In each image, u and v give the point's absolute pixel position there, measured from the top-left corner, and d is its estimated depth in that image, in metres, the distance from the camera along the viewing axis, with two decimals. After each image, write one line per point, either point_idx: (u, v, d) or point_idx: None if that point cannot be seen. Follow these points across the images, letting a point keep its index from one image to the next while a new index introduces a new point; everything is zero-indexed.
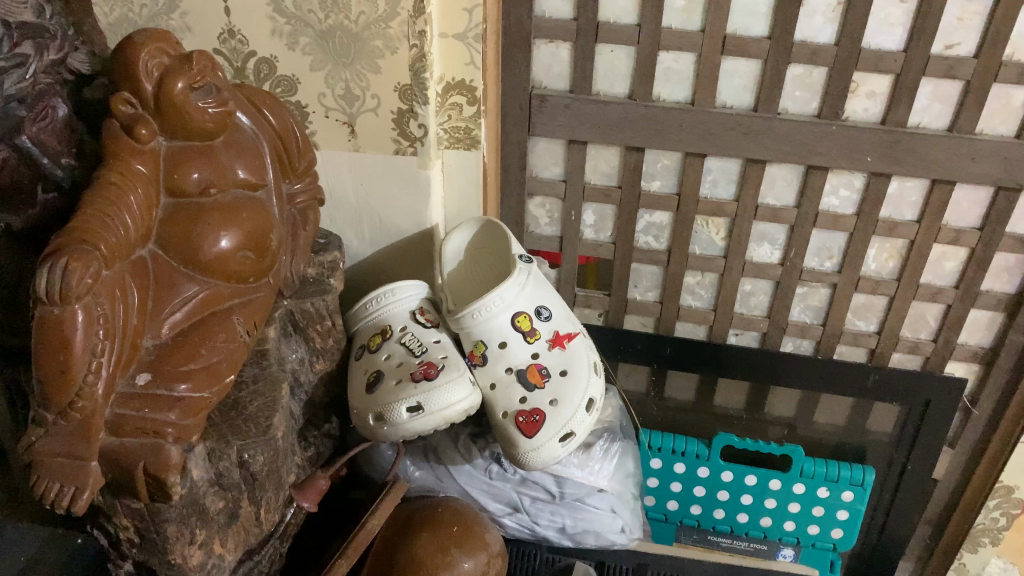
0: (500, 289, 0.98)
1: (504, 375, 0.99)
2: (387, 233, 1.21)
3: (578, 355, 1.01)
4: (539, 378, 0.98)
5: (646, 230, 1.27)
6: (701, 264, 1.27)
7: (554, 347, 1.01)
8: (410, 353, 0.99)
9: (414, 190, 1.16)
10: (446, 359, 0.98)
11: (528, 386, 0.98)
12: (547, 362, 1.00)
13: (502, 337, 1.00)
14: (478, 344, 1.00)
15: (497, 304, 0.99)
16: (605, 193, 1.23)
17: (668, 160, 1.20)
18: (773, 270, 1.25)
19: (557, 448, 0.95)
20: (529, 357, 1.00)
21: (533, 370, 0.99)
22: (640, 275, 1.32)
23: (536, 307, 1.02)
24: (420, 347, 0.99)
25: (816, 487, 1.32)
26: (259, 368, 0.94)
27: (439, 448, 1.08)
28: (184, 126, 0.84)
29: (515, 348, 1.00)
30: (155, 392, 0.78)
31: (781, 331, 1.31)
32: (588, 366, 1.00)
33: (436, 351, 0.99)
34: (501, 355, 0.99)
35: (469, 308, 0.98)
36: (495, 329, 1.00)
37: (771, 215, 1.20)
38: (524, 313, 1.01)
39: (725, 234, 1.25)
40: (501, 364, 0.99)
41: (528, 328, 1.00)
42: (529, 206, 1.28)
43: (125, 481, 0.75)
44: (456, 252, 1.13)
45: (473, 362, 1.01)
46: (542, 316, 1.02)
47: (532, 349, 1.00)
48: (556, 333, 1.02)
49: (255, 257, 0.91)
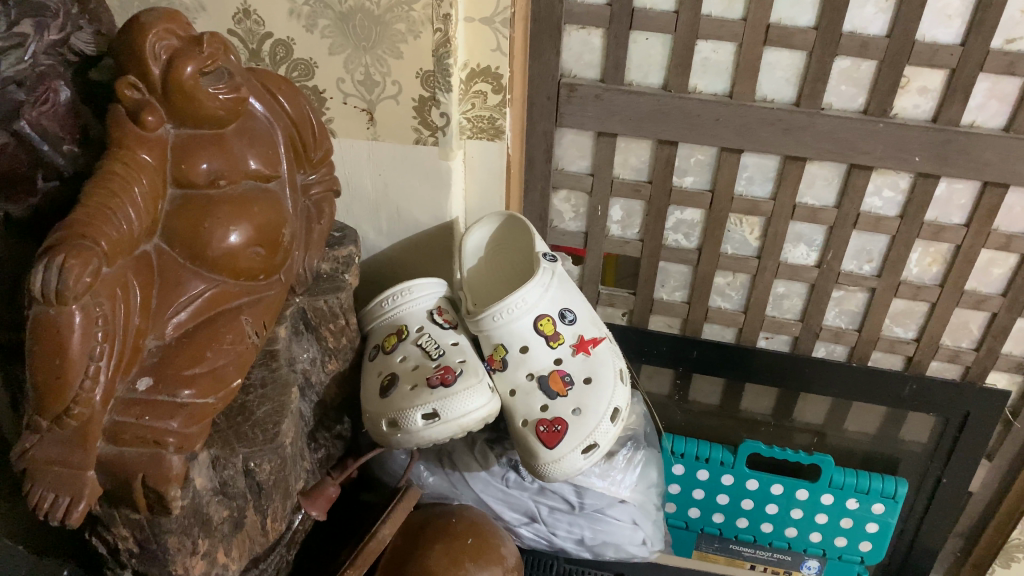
0: (522, 290, 0.93)
1: (524, 382, 0.94)
2: (405, 226, 1.16)
3: (604, 362, 0.95)
4: (562, 385, 0.93)
5: (675, 228, 1.21)
6: (733, 265, 1.21)
7: (579, 353, 0.95)
8: (427, 356, 0.95)
9: (434, 182, 1.11)
10: (465, 363, 0.93)
11: (550, 394, 0.93)
12: (570, 368, 0.95)
13: (524, 341, 0.95)
14: (498, 348, 0.95)
15: (518, 306, 0.94)
16: (634, 187, 1.17)
17: (702, 155, 1.13)
18: (809, 272, 1.19)
19: (579, 460, 0.90)
20: (552, 362, 0.95)
21: (556, 377, 0.93)
22: (667, 274, 1.26)
23: (560, 310, 0.97)
24: (437, 350, 0.95)
25: (845, 498, 1.27)
26: (268, 369, 0.90)
27: (454, 453, 1.03)
28: (194, 114, 0.79)
29: (537, 353, 0.95)
30: (158, 398, 0.74)
31: (814, 337, 1.25)
32: (613, 373, 0.94)
33: (454, 355, 0.95)
34: (522, 359, 0.94)
35: (488, 310, 0.93)
36: (517, 333, 0.95)
37: (809, 215, 1.14)
38: (548, 317, 0.95)
39: (759, 234, 1.19)
40: (522, 369, 0.94)
41: (551, 331, 0.95)
42: (554, 200, 1.23)
43: (123, 493, 0.72)
44: (476, 249, 1.08)
45: (492, 366, 0.96)
46: (566, 320, 0.97)
47: (555, 354, 0.95)
48: (580, 338, 0.97)
49: (266, 254, 0.87)
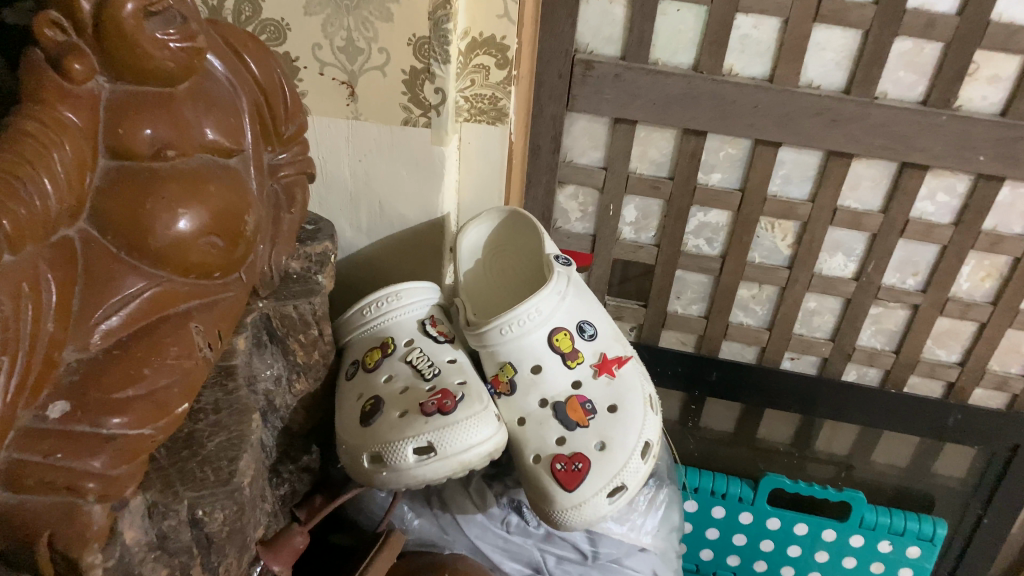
0: (536, 298, 0.78)
1: (536, 408, 0.78)
2: (389, 223, 1.00)
3: (632, 387, 0.80)
4: (582, 414, 0.77)
5: (697, 232, 1.07)
6: (760, 275, 1.07)
7: (601, 375, 0.80)
8: (419, 377, 0.78)
9: (424, 170, 0.95)
10: (464, 385, 0.77)
11: (568, 423, 0.77)
12: (591, 393, 0.79)
13: (536, 359, 0.79)
14: (505, 368, 0.79)
15: (531, 317, 0.78)
16: (653, 184, 1.02)
17: (733, 149, 0.99)
18: (845, 286, 1.05)
19: (603, 506, 0.74)
20: (569, 385, 0.79)
21: (574, 403, 0.78)
22: (684, 284, 1.12)
23: (579, 323, 0.81)
24: (431, 370, 0.78)
25: (877, 540, 1.13)
26: (224, 391, 0.72)
27: (444, 492, 0.86)
28: (136, 65, 0.61)
29: (552, 374, 0.79)
30: (74, 430, 0.56)
31: (846, 358, 1.11)
32: (642, 400, 0.79)
33: (452, 375, 0.78)
34: (533, 382, 0.79)
35: (495, 321, 0.77)
36: (528, 349, 0.79)
37: (851, 220, 1.00)
38: (564, 331, 0.80)
39: (793, 241, 1.05)
40: (534, 394, 0.79)
41: (568, 348, 0.79)
42: (559, 197, 1.07)
43: (21, 555, 0.55)
44: (475, 249, 0.92)
45: (497, 389, 0.80)
46: (586, 335, 0.81)
47: (573, 376, 0.79)
48: (602, 357, 0.81)
49: (224, 246, 0.69)
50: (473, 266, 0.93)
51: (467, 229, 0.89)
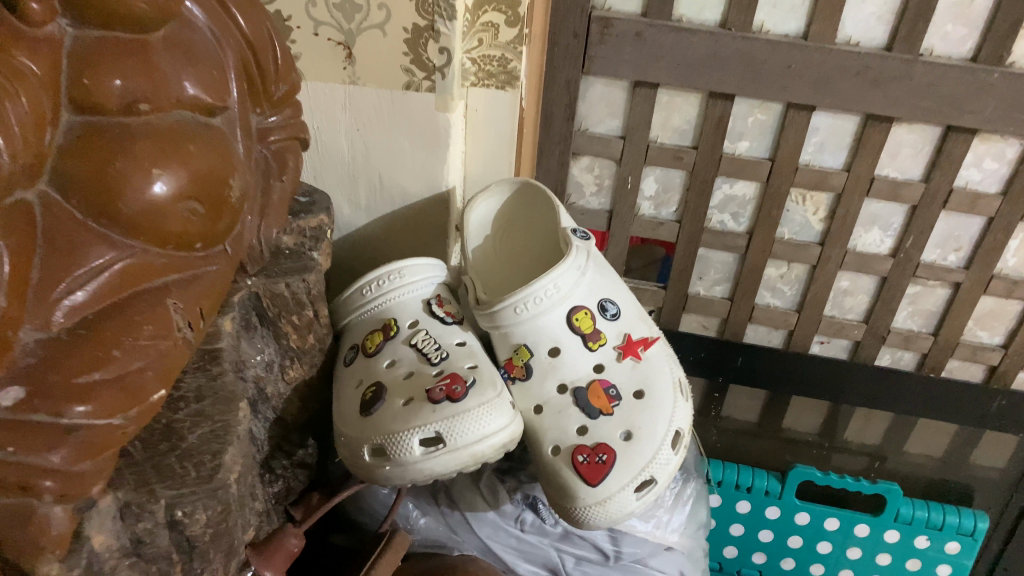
0: (554, 274, 0.70)
1: (555, 395, 0.71)
2: (390, 198, 0.92)
3: (659, 371, 0.73)
4: (605, 401, 0.70)
5: (722, 206, 0.99)
6: (790, 253, 0.99)
7: (626, 358, 0.73)
8: (426, 362, 0.71)
9: (428, 140, 0.87)
10: (475, 370, 0.69)
11: (590, 411, 0.69)
12: (615, 378, 0.72)
13: (554, 340, 0.71)
14: (519, 350, 0.72)
15: (549, 294, 0.70)
16: (676, 154, 0.94)
17: (763, 115, 0.91)
18: (882, 263, 0.98)
19: (630, 502, 0.67)
20: (591, 369, 0.72)
21: (597, 389, 0.70)
22: (707, 264, 1.05)
23: (601, 302, 0.74)
24: (438, 354, 0.71)
25: (913, 536, 1.06)
26: (208, 376, 0.64)
27: (452, 489, 0.79)
28: (104, 6, 0.53)
29: (571, 357, 0.71)
30: (30, 420, 0.49)
31: (880, 342, 1.04)
32: (671, 385, 0.72)
33: (462, 360, 0.71)
34: (551, 366, 0.71)
35: (509, 299, 0.70)
36: (544, 330, 0.71)
37: (890, 191, 0.93)
38: (585, 310, 0.72)
39: (825, 215, 0.97)
40: (552, 379, 0.71)
41: (589, 329, 0.72)
42: (573, 169, 1.00)
43: None
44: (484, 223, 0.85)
45: (511, 374, 0.73)
46: (609, 315, 0.74)
47: (595, 359, 0.72)
48: (626, 338, 0.74)
49: (205, 213, 0.61)
50: (483, 242, 0.85)
51: (475, 201, 0.82)
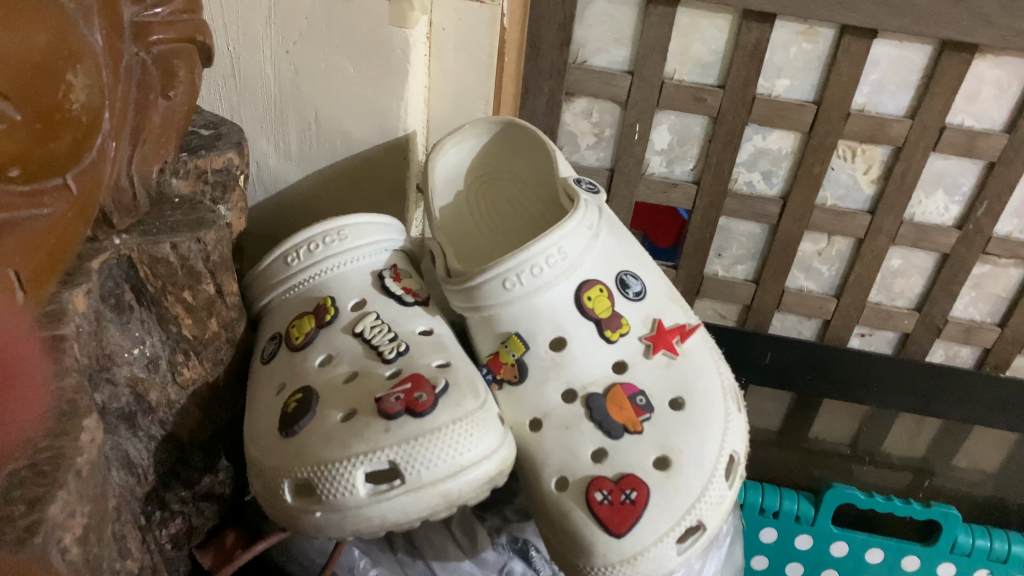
0: (557, 233, 0.49)
1: (559, 404, 0.50)
2: (329, 143, 0.71)
3: (703, 372, 0.52)
4: (632, 413, 0.49)
5: (751, 163, 0.80)
6: (833, 223, 0.80)
7: (657, 353, 0.52)
8: (376, 358, 0.49)
9: (380, 64, 0.66)
10: (446, 369, 0.48)
11: (611, 427, 0.49)
12: (643, 380, 0.51)
13: (558, 328, 0.51)
14: (509, 341, 0.51)
15: (551, 262, 0.49)
16: (697, 94, 0.74)
17: (809, 43, 0.72)
18: (945, 236, 0.79)
19: (672, 559, 0.46)
20: (609, 368, 0.51)
21: (619, 395, 0.50)
22: (728, 237, 0.85)
23: (621, 275, 0.53)
24: (393, 347, 0.49)
25: (972, 569, 0.87)
26: (49, 370, 0.39)
27: (417, 530, 0.58)
28: None
29: (582, 351, 0.51)
30: None
31: (935, 334, 0.86)
32: (718, 390, 0.52)
33: (427, 356, 0.49)
34: (555, 363, 0.51)
35: (494, 268, 0.49)
36: (544, 314, 0.51)
37: (966, 144, 0.73)
38: (600, 286, 0.52)
39: (878, 176, 0.78)
40: (556, 382, 0.50)
41: (606, 312, 0.51)
42: (565, 115, 0.79)
43: None
44: (454, 176, 0.64)
45: (497, 375, 0.52)
46: (632, 293, 0.53)
47: (614, 353, 0.51)
48: (656, 326, 0.53)
49: (19, 120, 0.36)
50: (451, 201, 0.64)
51: (444, 143, 0.60)
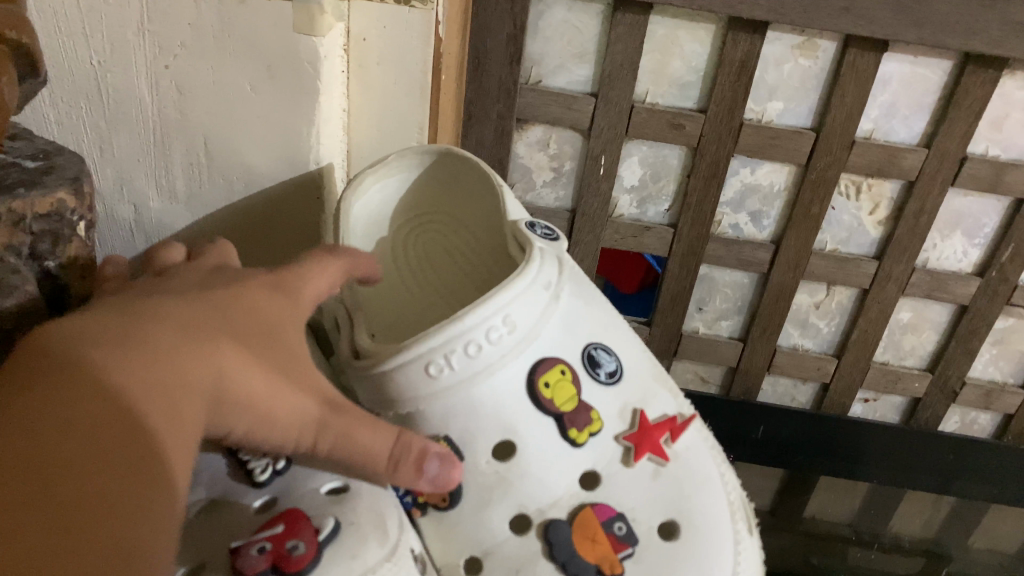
0: (502, 297, 0.36)
1: (507, 537, 0.36)
2: (222, 180, 0.48)
3: (702, 483, 0.39)
4: (608, 548, 0.36)
5: (738, 202, 0.68)
6: (834, 272, 0.68)
7: (640, 459, 0.39)
8: (240, 479, 0.34)
9: (286, 78, 0.45)
10: (341, 497, 0.33)
11: (579, 569, 0.35)
12: (621, 498, 0.38)
13: (505, 430, 0.36)
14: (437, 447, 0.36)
15: (495, 338, 0.36)
16: (674, 120, 0.62)
17: (806, 58, 0.60)
18: (965, 286, 0.67)
19: None
20: (575, 482, 0.37)
21: (591, 524, 0.36)
22: (711, 289, 0.73)
23: (589, 350, 0.40)
24: (263, 459, 0.34)
25: None
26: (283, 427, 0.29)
27: None
28: None
29: (539, 460, 0.37)
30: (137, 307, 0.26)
31: (950, 399, 0.74)
32: (718, 506, 0.39)
33: (316, 477, 0.34)
34: (502, 479, 0.36)
35: (417, 347, 0.34)
36: (486, 410, 0.36)
37: (991, 179, 0.62)
38: (562, 368, 0.38)
39: (886, 216, 0.67)
40: (504, 507, 0.36)
41: (570, 402, 0.38)
42: (517, 146, 0.66)
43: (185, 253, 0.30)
44: (375, 224, 0.49)
45: (418, 498, 0.37)
46: (604, 374, 0.40)
47: (581, 460, 0.38)
48: (637, 420, 0.40)
49: None
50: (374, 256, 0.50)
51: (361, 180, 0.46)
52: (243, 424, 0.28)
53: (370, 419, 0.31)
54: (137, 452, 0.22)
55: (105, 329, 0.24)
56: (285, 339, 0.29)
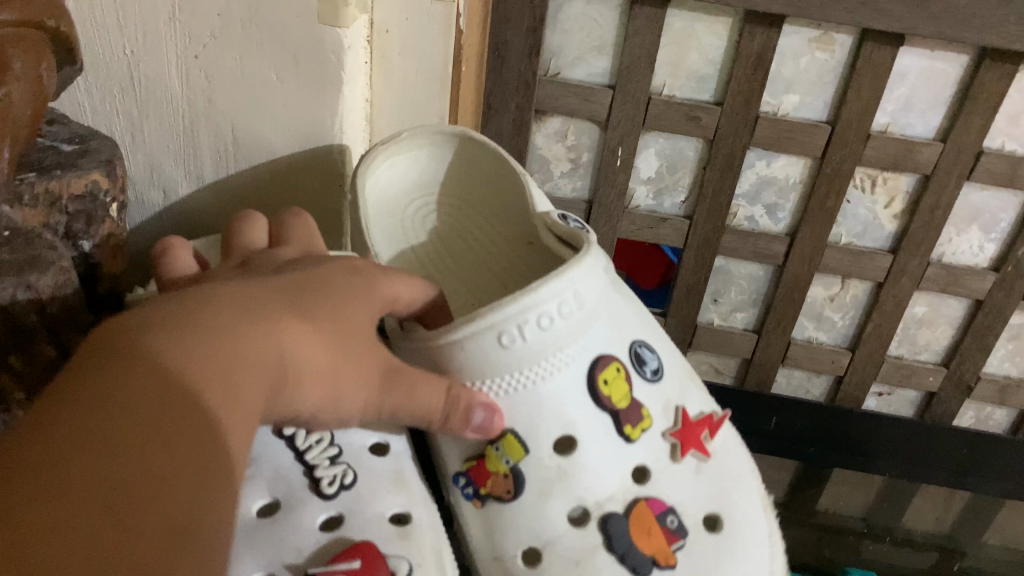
0: (563, 279, 0.35)
1: (565, 530, 0.36)
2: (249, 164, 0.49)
3: (738, 477, 0.40)
4: (663, 542, 0.36)
5: (753, 195, 0.68)
6: (849, 265, 0.69)
7: (686, 455, 0.39)
8: (309, 486, 0.34)
9: (314, 69, 0.45)
10: (406, 531, 0.33)
11: (637, 562, 0.35)
12: (672, 493, 0.38)
13: (563, 422, 0.36)
14: (501, 443, 0.36)
15: (555, 318, 0.35)
16: (691, 112, 0.63)
17: (823, 52, 0.60)
18: (980, 281, 0.68)
19: None
20: (628, 476, 0.37)
21: (645, 516, 0.36)
22: (726, 281, 0.73)
23: (636, 347, 0.39)
24: (336, 474, 0.34)
25: None
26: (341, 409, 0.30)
27: None
28: None
29: (595, 454, 0.36)
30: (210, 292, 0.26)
31: (965, 395, 0.74)
32: (754, 499, 0.40)
33: (382, 497, 0.34)
34: (557, 473, 0.36)
35: (488, 316, 0.34)
36: (546, 398, 0.36)
37: (1008, 173, 0.62)
38: (616, 365, 0.38)
39: (901, 210, 0.67)
40: (559, 498, 0.36)
41: (621, 394, 0.37)
42: (535, 137, 0.68)
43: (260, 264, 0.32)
44: (387, 200, 0.47)
45: (480, 489, 0.37)
46: (649, 371, 0.40)
47: (634, 455, 0.38)
48: (681, 416, 0.40)
49: None
50: (390, 233, 0.47)
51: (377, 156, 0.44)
52: (308, 401, 0.28)
53: (429, 375, 0.33)
54: (197, 431, 0.22)
55: (164, 315, 0.24)
56: (350, 319, 0.30)
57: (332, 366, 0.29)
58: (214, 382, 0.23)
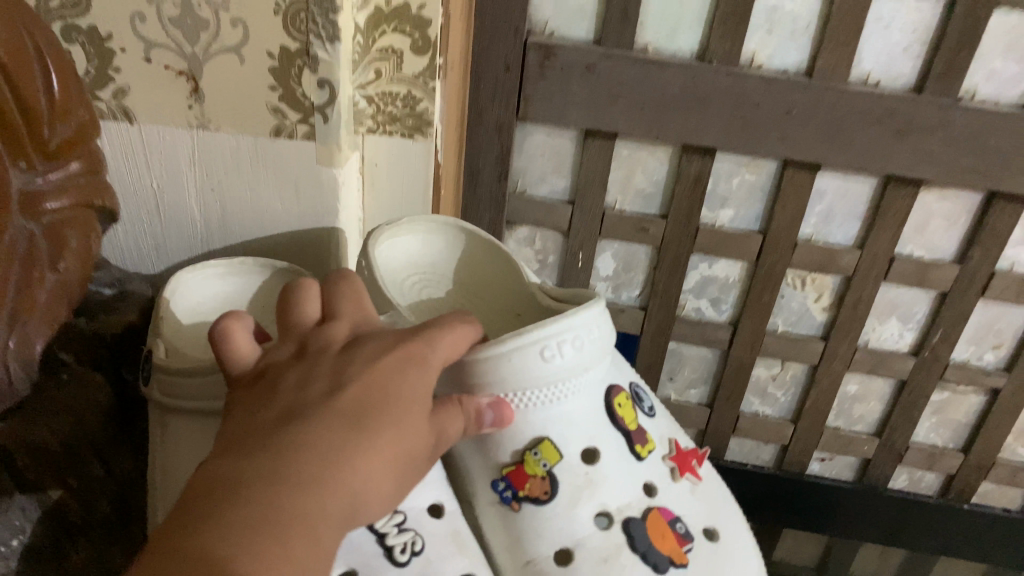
0: (582, 314, 0.38)
1: (592, 532, 0.37)
2: None
3: (722, 502, 0.44)
4: (675, 543, 0.38)
5: (699, 290, 0.78)
6: (786, 350, 0.78)
7: (684, 477, 0.42)
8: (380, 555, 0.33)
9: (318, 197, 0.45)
10: None
11: (657, 559, 0.37)
12: (676, 506, 0.40)
13: (588, 435, 0.38)
14: (539, 448, 0.37)
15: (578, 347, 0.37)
16: (640, 224, 0.73)
17: (752, 174, 0.70)
18: (902, 364, 0.76)
19: None
20: (640, 488, 0.39)
21: (660, 523, 0.38)
22: (680, 361, 0.83)
23: (634, 387, 0.44)
24: (407, 544, 0.34)
25: None
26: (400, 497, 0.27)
27: None
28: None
29: (614, 471, 0.38)
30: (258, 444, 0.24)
31: (897, 460, 0.83)
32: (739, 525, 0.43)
33: (448, 561, 0.34)
34: (585, 480, 0.37)
35: (534, 332, 0.36)
36: (568, 413, 0.38)
37: (917, 274, 0.71)
38: (624, 395, 0.41)
39: (829, 303, 0.76)
40: (587, 501, 0.37)
41: (633, 421, 0.41)
42: (508, 242, 0.77)
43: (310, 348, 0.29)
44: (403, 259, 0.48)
45: (518, 493, 0.37)
46: (646, 408, 0.43)
47: (643, 473, 0.40)
48: (674, 446, 0.43)
49: None
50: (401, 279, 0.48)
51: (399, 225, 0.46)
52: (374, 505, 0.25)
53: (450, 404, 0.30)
54: None
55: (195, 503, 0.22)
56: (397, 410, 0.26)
57: (393, 472, 0.26)
58: (261, 550, 0.21)
